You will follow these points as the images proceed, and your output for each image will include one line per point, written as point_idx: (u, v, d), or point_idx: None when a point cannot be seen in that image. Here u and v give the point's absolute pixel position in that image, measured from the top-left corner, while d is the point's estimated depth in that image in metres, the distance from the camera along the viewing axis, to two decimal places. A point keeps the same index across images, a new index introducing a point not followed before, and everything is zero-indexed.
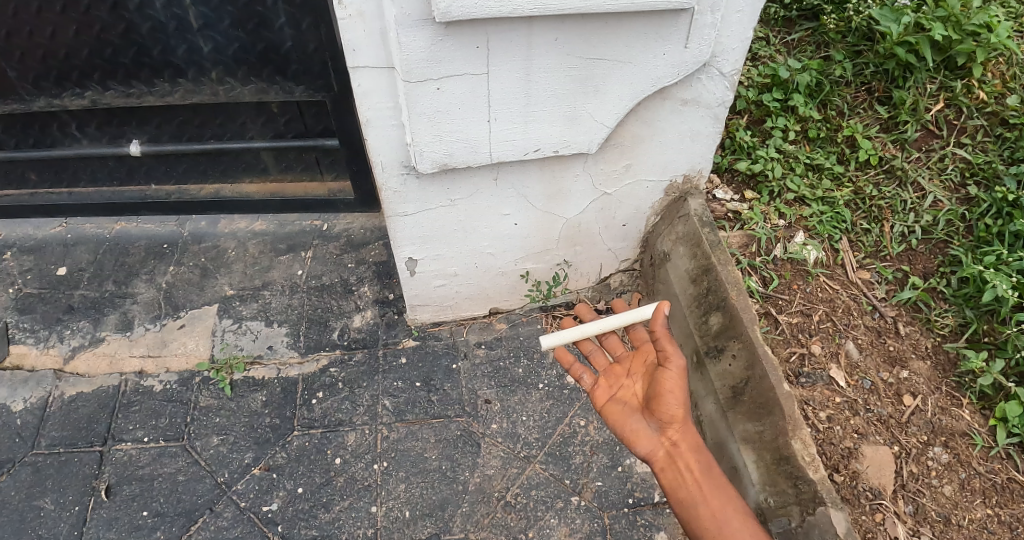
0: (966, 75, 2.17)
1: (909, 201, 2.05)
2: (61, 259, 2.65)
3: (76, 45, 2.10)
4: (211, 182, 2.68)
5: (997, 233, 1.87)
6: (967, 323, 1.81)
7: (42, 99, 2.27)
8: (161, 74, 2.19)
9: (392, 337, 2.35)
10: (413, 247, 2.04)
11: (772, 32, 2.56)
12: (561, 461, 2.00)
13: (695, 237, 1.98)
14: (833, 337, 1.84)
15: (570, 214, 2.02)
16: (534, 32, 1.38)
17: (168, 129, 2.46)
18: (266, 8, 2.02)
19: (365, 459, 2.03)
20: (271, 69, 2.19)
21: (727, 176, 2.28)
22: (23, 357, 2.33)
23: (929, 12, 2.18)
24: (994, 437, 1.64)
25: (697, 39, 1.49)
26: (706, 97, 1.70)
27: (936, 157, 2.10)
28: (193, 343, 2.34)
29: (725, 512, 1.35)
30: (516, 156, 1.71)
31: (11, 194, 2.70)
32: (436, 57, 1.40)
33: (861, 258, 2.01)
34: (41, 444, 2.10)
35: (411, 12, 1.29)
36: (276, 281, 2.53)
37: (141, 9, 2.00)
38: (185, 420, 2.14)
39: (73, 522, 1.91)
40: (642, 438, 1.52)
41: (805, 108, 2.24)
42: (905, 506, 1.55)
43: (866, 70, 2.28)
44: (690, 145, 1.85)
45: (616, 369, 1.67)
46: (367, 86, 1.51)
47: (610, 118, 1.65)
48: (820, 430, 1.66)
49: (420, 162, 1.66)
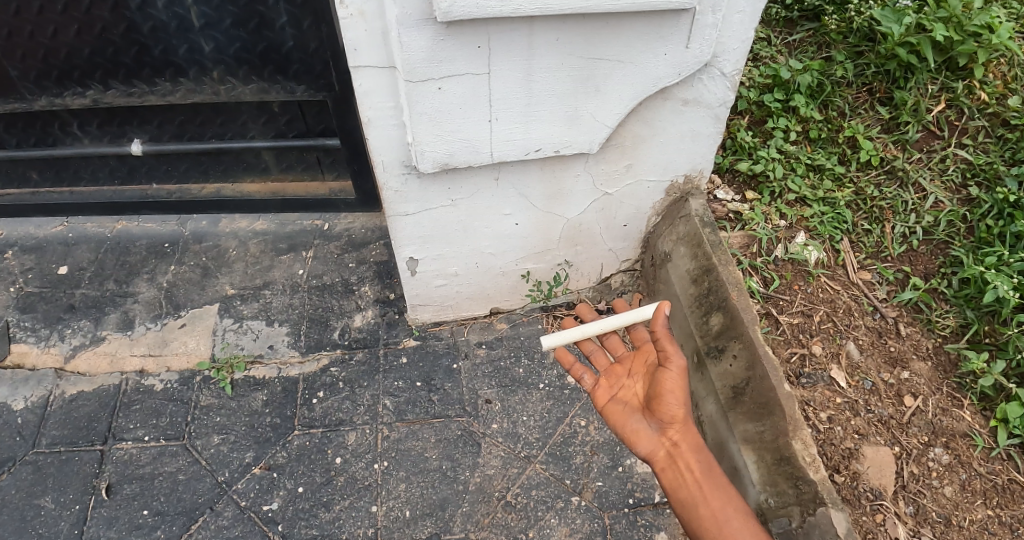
0: (967, 76, 2.17)
1: (910, 201, 2.05)
2: (62, 258, 2.65)
3: (77, 44, 2.11)
4: (212, 181, 2.68)
5: (998, 234, 1.86)
6: (967, 324, 1.81)
7: (43, 98, 2.28)
8: (162, 73, 2.19)
9: (392, 337, 2.35)
10: (413, 247, 2.04)
11: (773, 33, 2.56)
12: (562, 461, 2.00)
13: (696, 237, 1.98)
14: (834, 338, 1.84)
15: (571, 214, 2.02)
16: (535, 32, 1.38)
17: (169, 128, 2.46)
18: (267, 8, 2.02)
19: (365, 459, 2.03)
20: (271, 69, 2.19)
21: (728, 177, 2.28)
22: (23, 356, 2.34)
23: (930, 13, 2.18)
24: (995, 438, 1.64)
25: (699, 39, 1.49)
26: (707, 97, 1.70)
27: (937, 158, 2.10)
28: (193, 343, 2.34)
29: (725, 513, 1.35)
30: (517, 156, 1.71)
31: (12, 194, 2.70)
32: (437, 57, 1.40)
33: (862, 258, 2.01)
34: (41, 443, 2.10)
35: (412, 12, 1.29)
36: (277, 280, 2.53)
37: (142, 8, 2.01)
38: (185, 419, 2.14)
39: (73, 521, 1.91)
40: (643, 438, 1.52)
41: (806, 109, 2.24)
42: (905, 507, 1.55)
43: (867, 71, 2.28)
44: (691, 145, 1.85)
45: (617, 369, 1.67)
46: (368, 86, 1.51)
47: (611, 118, 1.65)
48: (820, 430, 1.66)
49: (421, 162, 1.66)
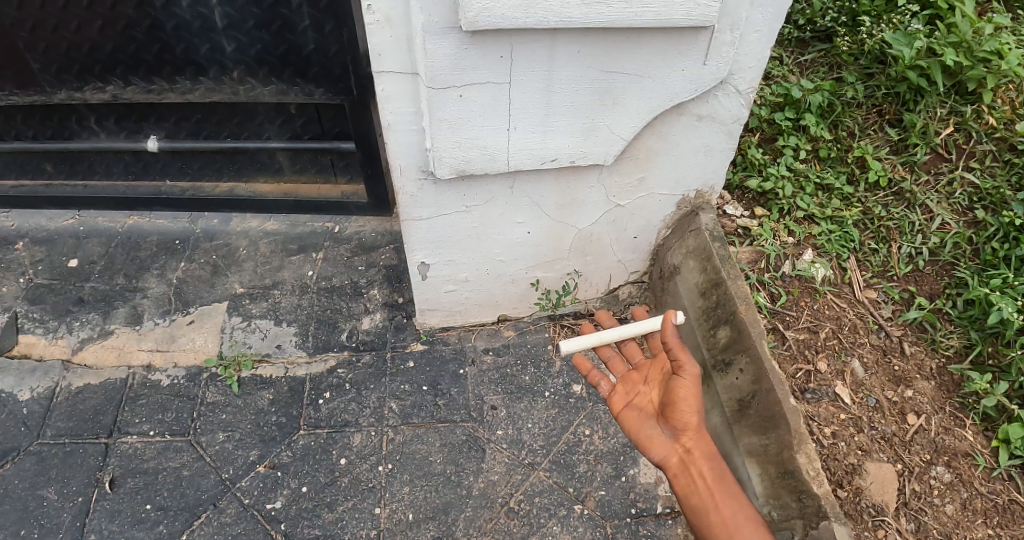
0: (976, 100, 2.20)
1: (917, 222, 2.08)
2: (73, 251, 2.66)
3: (100, 39, 2.14)
4: (225, 180, 2.71)
5: (1004, 257, 1.90)
6: (971, 345, 1.84)
7: (63, 91, 2.31)
8: (183, 71, 2.23)
9: (401, 340, 2.36)
10: (425, 251, 2.06)
11: (785, 52, 2.61)
12: (565, 469, 2.01)
13: (705, 250, 1.99)
14: (839, 355, 1.87)
15: (583, 224, 2.05)
16: (556, 45, 1.42)
17: (185, 126, 2.49)
18: (291, 11, 2.05)
19: (370, 461, 2.03)
20: (291, 71, 2.22)
21: (738, 193, 2.31)
22: (31, 346, 2.35)
23: (941, 37, 2.21)
24: (996, 459, 1.66)
25: (716, 56, 1.53)
26: (721, 113, 1.73)
27: (945, 181, 2.13)
28: (201, 340, 2.35)
29: (735, 520, 1.37)
30: (533, 165, 1.74)
31: (27, 185, 2.74)
32: (460, 65, 1.44)
33: (869, 276, 2.04)
34: (46, 434, 2.10)
35: (438, 20, 1.33)
36: (287, 280, 2.55)
37: (167, 7, 2.04)
38: (191, 415, 2.14)
39: (75, 513, 1.91)
40: (656, 444, 1.53)
41: (816, 128, 2.30)
42: (907, 524, 1.56)
43: (877, 93, 2.33)
44: (703, 159, 1.87)
45: (634, 375, 1.69)
46: (391, 91, 1.53)
47: (627, 131, 1.68)
48: (825, 446, 1.68)
49: (439, 167, 1.69)
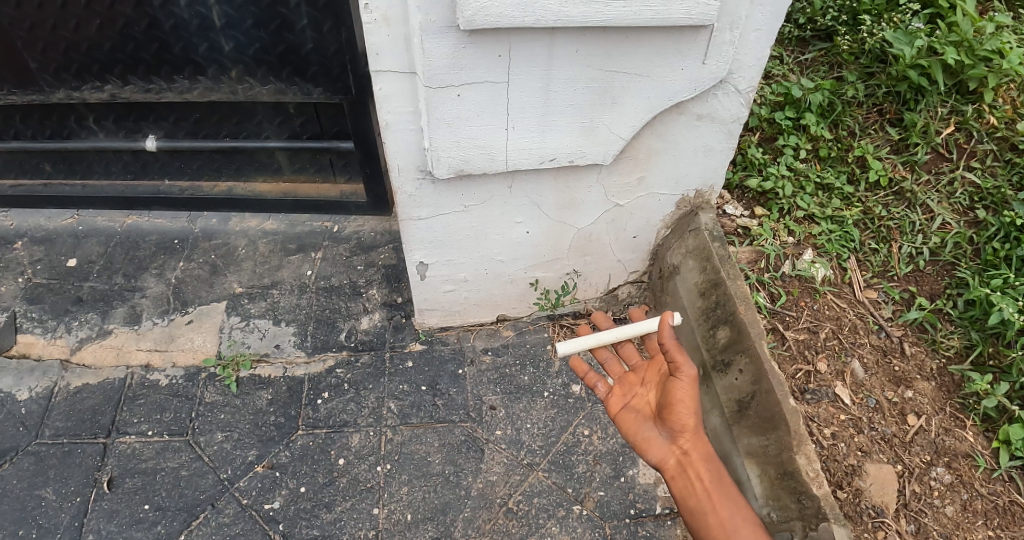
0: (977, 100, 2.19)
1: (917, 222, 2.07)
2: (72, 251, 2.66)
3: (98, 39, 2.14)
4: (224, 180, 2.71)
5: (1005, 257, 1.89)
6: (972, 345, 1.83)
7: (62, 91, 2.30)
8: (181, 71, 2.22)
9: (400, 340, 2.36)
10: (424, 251, 2.06)
11: (785, 51, 2.60)
12: (564, 470, 2.01)
13: (704, 250, 1.99)
14: (839, 355, 1.86)
15: (582, 224, 2.04)
16: (555, 44, 1.41)
17: (184, 125, 2.49)
18: (289, 10, 2.05)
19: (368, 461, 2.03)
20: (290, 70, 2.22)
21: (738, 193, 2.30)
22: (30, 346, 2.35)
23: (942, 36, 2.20)
24: (997, 460, 1.66)
25: (716, 55, 1.52)
26: (721, 113, 1.72)
27: (946, 180, 2.12)
28: (200, 340, 2.34)
29: (733, 522, 1.37)
30: (532, 164, 1.73)
31: (26, 184, 2.73)
32: (458, 64, 1.43)
33: (869, 276, 2.04)
34: (45, 434, 2.10)
35: (436, 19, 1.32)
36: (286, 280, 2.54)
37: (165, 6, 2.03)
38: (189, 415, 2.14)
39: (73, 513, 1.91)
40: (654, 446, 1.53)
41: (816, 127, 2.29)
42: (907, 525, 1.56)
43: (878, 92, 2.32)
44: (703, 159, 1.86)
45: (631, 377, 1.67)
46: (389, 90, 1.52)
47: (626, 130, 1.67)
48: (825, 446, 1.67)
49: (437, 167, 1.68)
